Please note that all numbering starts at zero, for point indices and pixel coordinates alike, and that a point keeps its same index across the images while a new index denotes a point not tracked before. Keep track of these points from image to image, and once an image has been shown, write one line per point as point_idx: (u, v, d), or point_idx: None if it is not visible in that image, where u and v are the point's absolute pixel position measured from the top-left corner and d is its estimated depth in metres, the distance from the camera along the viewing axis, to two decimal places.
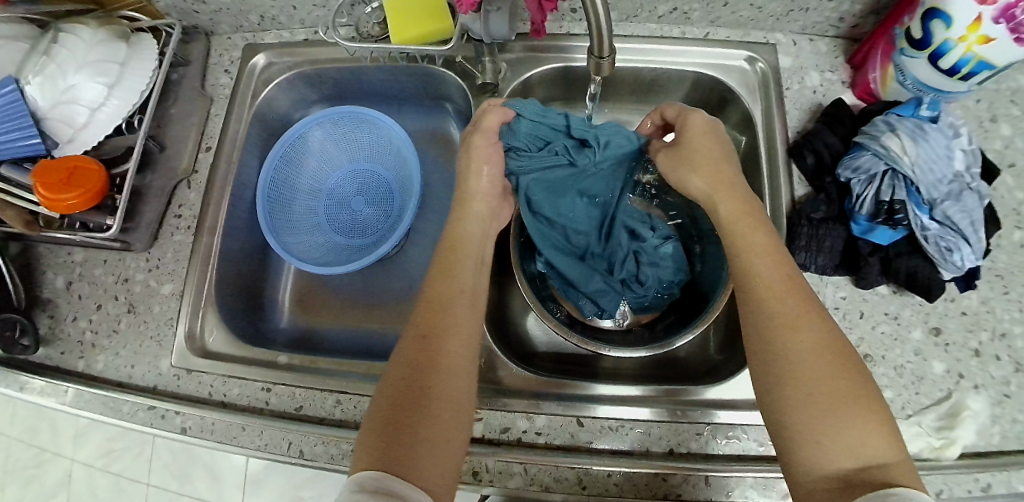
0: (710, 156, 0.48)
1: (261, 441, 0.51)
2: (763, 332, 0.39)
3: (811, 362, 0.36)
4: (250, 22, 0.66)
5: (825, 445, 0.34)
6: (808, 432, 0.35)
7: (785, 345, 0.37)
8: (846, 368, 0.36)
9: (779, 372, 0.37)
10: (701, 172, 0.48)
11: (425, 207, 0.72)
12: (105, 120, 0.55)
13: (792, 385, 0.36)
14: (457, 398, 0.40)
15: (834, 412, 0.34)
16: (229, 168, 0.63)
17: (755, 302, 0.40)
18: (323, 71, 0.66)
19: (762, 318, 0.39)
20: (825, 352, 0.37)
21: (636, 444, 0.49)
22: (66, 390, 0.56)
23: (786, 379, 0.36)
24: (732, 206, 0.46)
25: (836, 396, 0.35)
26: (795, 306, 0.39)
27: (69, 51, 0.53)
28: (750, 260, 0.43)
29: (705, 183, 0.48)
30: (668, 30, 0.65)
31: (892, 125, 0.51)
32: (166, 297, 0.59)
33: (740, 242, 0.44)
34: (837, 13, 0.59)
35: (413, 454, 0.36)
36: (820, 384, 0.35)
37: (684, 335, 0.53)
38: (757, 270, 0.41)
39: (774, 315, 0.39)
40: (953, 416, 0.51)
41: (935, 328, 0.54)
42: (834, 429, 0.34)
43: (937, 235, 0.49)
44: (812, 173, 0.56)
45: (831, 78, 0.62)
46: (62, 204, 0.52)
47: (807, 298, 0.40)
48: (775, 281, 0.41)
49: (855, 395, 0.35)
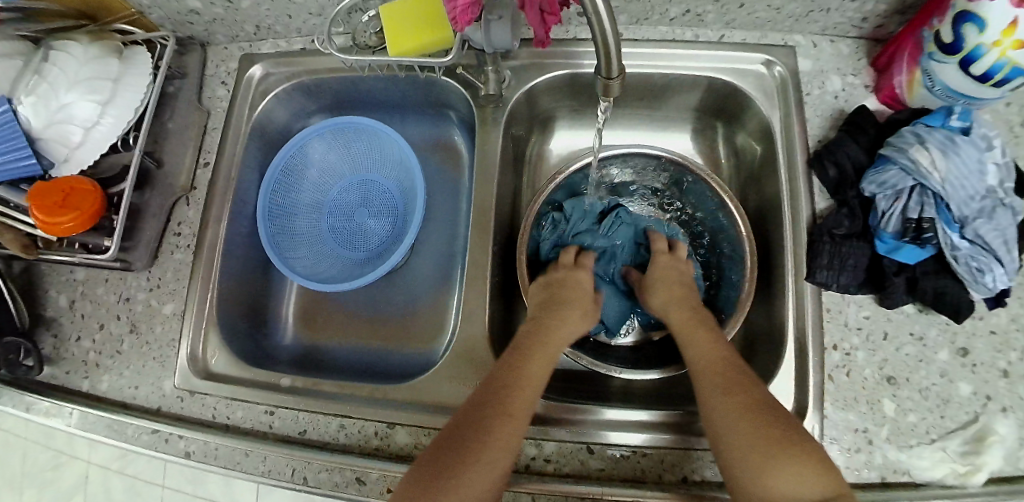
0: (687, 288, 0.56)
1: (265, 467, 0.50)
2: (707, 394, 0.44)
3: (744, 416, 0.41)
4: (247, 32, 0.64)
5: (772, 482, 0.37)
6: (755, 468, 0.38)
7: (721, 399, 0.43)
8: (777, 423, 0.40)
9: (721, 428, 0.41)
10: (659, 291, 0.56)
11: (429, 222, 0.70)
12: (99, 139, 0.54)
13: (733, 429, 0.40)
14: (508, 440, 0.41)
15: (776, 458, 0.38)
16: (229, 183, 0.62)
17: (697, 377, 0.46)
18: (322, 81, 0.64)
19: (707, 382, 0.45)
20: (757, 407, 0.41)
21: (647, 471, 0.48)
22: (70, 411, 0.55)
23: (730, 425, 0.41)
24: (682, 314, 0.53)
25: (772, 445, 0.39)
26: (728, 373, 0.44)
27: (60, 69, 0.52)
28: (691, 350, 0.48)
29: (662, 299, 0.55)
30: (680, 32, 0.62)
31: (921, 137, 0.48)
32: (168, 317, 0.58)
33: (684, 337, 0.50)
34: (859, 14, 0.56)
35: (452, 493, 0.37)
36: (761, 427, 0.40)
37: None
38: (701, 355, 0.47)
39: (710, 387, 0.44)
40: (979, 442, 0.49)
41: (962, 349, 0.52)
42: (776, 473, 0.37)
43: (968, 256, 0.46)
44: (834, 185, 0.54)
45: (853, 82, 0.59)
46: (58, 227, 0.51)
47: (737, 364, 0.46)
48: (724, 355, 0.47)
49: (789, 444, 0.39)
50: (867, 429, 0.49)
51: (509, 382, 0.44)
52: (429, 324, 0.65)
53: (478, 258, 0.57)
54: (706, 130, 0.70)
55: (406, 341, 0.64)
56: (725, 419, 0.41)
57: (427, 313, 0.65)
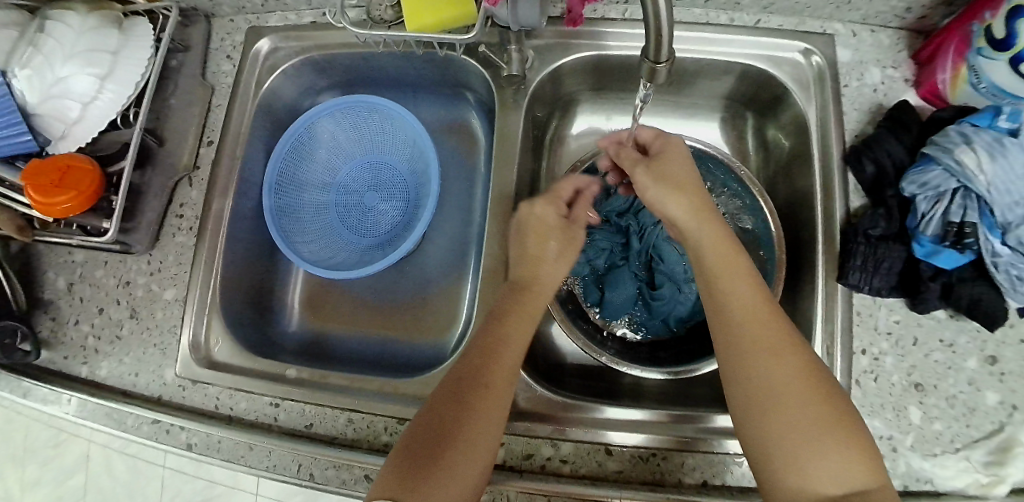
0: (688, 182, 0.46)
1: (269, 462, 0.48)
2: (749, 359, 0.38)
3: (785, 390, 0.36)
4: (254, 3, 0.60)
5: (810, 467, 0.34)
6: (795, 453, 0.35)
7: (769, 369, 0.37)
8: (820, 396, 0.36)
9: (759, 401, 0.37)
10: (678, 198, 0.44)
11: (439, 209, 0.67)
12: (98, 115, 0.50)
13: (778, 402, 0.36)
14: (492, 417, 0.39)
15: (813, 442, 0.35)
16: (233, 164, 0.59)
17: (733, 326, 0.40)
18: (332, 56, 0.61)
19: (749, 345, 0.39)
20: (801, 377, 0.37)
21: (666, 474, 0.47)
22: (69, 399, 0.53)
23: (776, 404, 0.36)
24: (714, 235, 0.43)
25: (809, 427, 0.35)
26: (773, 332, 0.39)
27: (56, 41, 0.49)
28: (727, 286, 0.42)
29: (684, 211, 0.44)
30: (714, 16, 0.58)
31: (967, 137, 0.45)
32: (170, 303, 0.56)
33: (721, 270, 0.42)
34: (905, 2, 0.53)
35: (438, 471, 0.36)
36: (811, 410, 0.36)
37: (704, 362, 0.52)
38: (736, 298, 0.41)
39: (750, 347, 0.39)
40: (1004, 452, 0.47)
41: (991, 357, 0.50)
42: (814, 456, 0.34)
43: (1008, 263, 0.44)
44: (871, 184, 0.52)
45: (892, 75, 0.56)
46: (55, 208, 0.48)
47: (785, 324, 0.40)
48: (757, 305, 0.40)
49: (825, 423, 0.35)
50: (892, 437, 0.48)
51: (494, 348, 0.42)
52: (441, 315, 0.63)
53: (496, 249, 0.55)
54: (735, 121, 0.67)
55: (415, 332, 0.62)
56: (767, 395, 0.37)
57: (438, 303, 0.63)
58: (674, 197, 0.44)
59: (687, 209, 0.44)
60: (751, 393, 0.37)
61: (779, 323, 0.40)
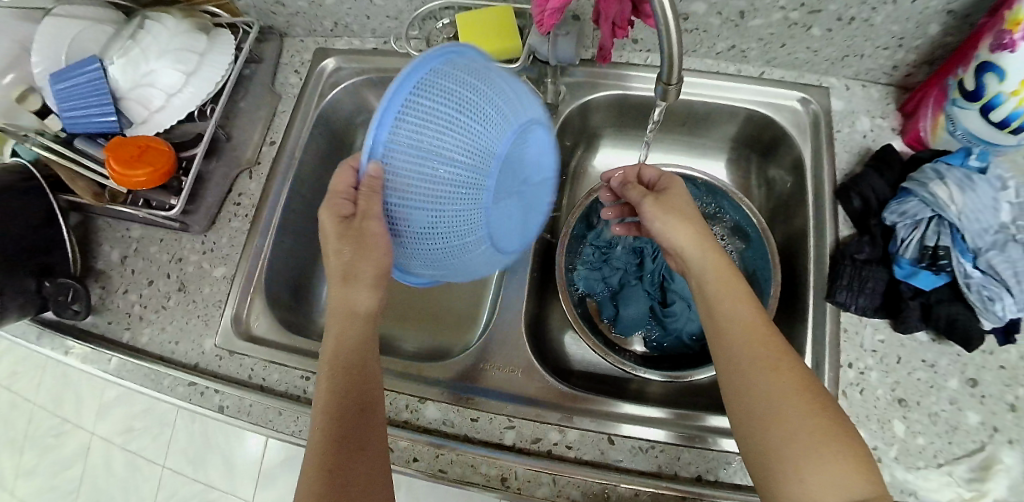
0: (690, 212, 0.51)
1: (295, 427, 0.52)
2: (750, 374, 0.41)
3: (784, 400, 0.39)
4: (324, 28, 0.68)
5: (808, 473, 0.36)
6: (794, 461, 0.37)
7: (768, 383, 0.40)
8: (818, 408, 0.39)
9: (762, 413, 0.40)
10: (683, 225, 0.49)
11: (501, 223, 0.43)
12: (179, 105, 0.57)
13: (778, 416, 0.39)
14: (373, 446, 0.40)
15: (812, 451, 0.37)
16: (287, 162, 0.65)
17: (732, 342, 0.43)
18: (387, 77, 0.68)
19: (748, 361, 0.42)
20: (800, 388, 0.40)
21: (663, 466, 0.49)
22: (110, 358, 0.57)
23: (775, 415, 0.39)
24: (717, 260, 0.48)
25: (810, 437, 0.37)
26: (771, 346, 0.42)
27: (153, 38, 0.56)
28: (729, 305, 0.45)
29: (687, 238, 0.49)
30: (724, 66, 0.66)
31: (941, 173, 0.52)
32: (217, 280, 0.60)
33: (724, 294, 0.46)
34: (892, 62, 0.60)
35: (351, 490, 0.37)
36: (808, 420, 0.38)
37: (705, 369, 0.55)
38: (738, 318, 0.44)
39: (749, 363, 0.42)
40: (985, 470, 0.50)
41: (972, 379, 0.54)
42: (812, 464, 0.36)
43: (980, 284, 0.49)
44: (858, 215, 0.57)
45: (881, 124, 0.63)
46: (129, 180, 0.54)
47: (782, 343, 0.43)
48: (756, 327, 0.44)
49: (825, 432, 0.37)
50: (877, 447, 0.51)
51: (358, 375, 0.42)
52: (461, 317, 0.67)
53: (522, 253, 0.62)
54: (739, 161, 0.74)
55: (434, 329, 0.67)
56: (764, 407, 0.40)
57: (457, 307, 0.68)
58: (679, 223, 0.49)
59: (689, 237, 0.49)
60: (753, 405, 0.40)
61: (778, 341, 0.43)
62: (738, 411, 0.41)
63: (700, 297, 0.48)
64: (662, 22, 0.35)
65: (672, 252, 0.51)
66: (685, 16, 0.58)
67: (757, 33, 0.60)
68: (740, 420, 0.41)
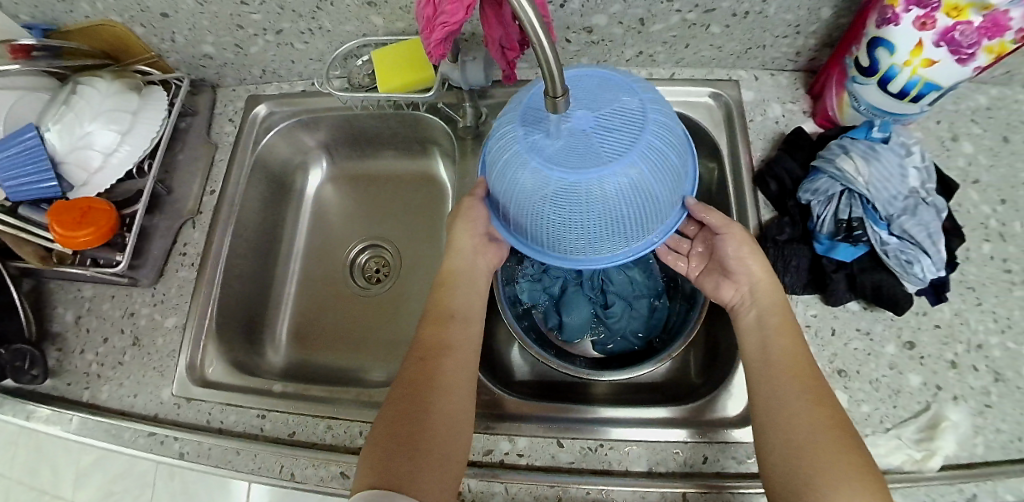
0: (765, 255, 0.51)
1: (253, 465, 0.52)
2: (787, 403, 0.42)
3: (819, 431, 0.40)
4: (253, 76, 0.71)
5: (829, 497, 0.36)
6: (818, 486, 0.37)
7: (808, 412, 0.41)
8: (850, 445, 0.39)
9: (795, 441, 0.40)
10: (759, 260, 0.51)
11: (574, 160, 0.39)
12: (117, 164, 0.59)
13: (812, 442, 0.39)
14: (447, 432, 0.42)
15: (842, 480, 0.37)
16: (231, 208, 0.67)
17: (775, 372, 0.45)
18: (319, 118, 0.71)
19: (788, 391, 0.43)
20: (836, 421, 0.41)
21: (612, 463, 0.50)
22: (70, 418, 0.58)
23: (809, 443, 0.39)
24: (771, 292, 0.50)
25: (840, 466, 0.38)
26: (809, 380, 0.43)
27: (86, 101, 0.58)
28: (776, 335, 0.47)
29: (758, 275, 0.50)
30: (636, 71, 0.69)
31: (846, 148, 0.54)
32: (169, 330, 0.61)
33: (774, 324, 0.48)
34: (793, 49, 0.63)
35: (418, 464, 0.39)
36: (840, 450, 0.39)
37: (677, 345, 0.57)
38: (788, 351, 0.46)
39: (789, 391, 0.43)
40: (932, 428, 0.51)
41: (909, 342, 0.55)
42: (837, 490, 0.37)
43: (897, 249, 0.51)
44: (776, 198, 0.59)
45: (793, 108, 0.66)
46: (74, 241, 0.55)
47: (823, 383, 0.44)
48: (801, 361, 0.45)
49: (855, 467, 0.38)
50: None
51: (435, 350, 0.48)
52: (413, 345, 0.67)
53: None
54: None
55: (392, 358, 0.66)
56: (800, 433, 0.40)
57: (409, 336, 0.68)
58: (754, 257, 0.51)
59: (766, 275, 0.50)
60: (787, 431, 0.41)
61: (821, 378, 0.44)
62: (772, 438, 0.41)
63: (751, 327, 0.49)
64: (535, 41, 0.32)
65: (738, 288, 0.52)
66: (588, 28, 0.61)
67: (660, 37, 0.63)
68: (771, 444, 0.41)
